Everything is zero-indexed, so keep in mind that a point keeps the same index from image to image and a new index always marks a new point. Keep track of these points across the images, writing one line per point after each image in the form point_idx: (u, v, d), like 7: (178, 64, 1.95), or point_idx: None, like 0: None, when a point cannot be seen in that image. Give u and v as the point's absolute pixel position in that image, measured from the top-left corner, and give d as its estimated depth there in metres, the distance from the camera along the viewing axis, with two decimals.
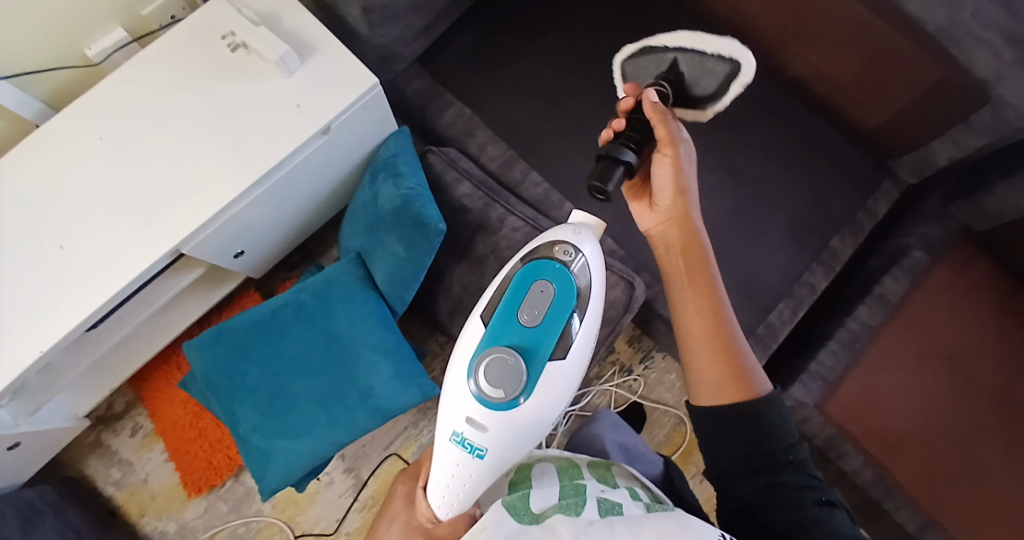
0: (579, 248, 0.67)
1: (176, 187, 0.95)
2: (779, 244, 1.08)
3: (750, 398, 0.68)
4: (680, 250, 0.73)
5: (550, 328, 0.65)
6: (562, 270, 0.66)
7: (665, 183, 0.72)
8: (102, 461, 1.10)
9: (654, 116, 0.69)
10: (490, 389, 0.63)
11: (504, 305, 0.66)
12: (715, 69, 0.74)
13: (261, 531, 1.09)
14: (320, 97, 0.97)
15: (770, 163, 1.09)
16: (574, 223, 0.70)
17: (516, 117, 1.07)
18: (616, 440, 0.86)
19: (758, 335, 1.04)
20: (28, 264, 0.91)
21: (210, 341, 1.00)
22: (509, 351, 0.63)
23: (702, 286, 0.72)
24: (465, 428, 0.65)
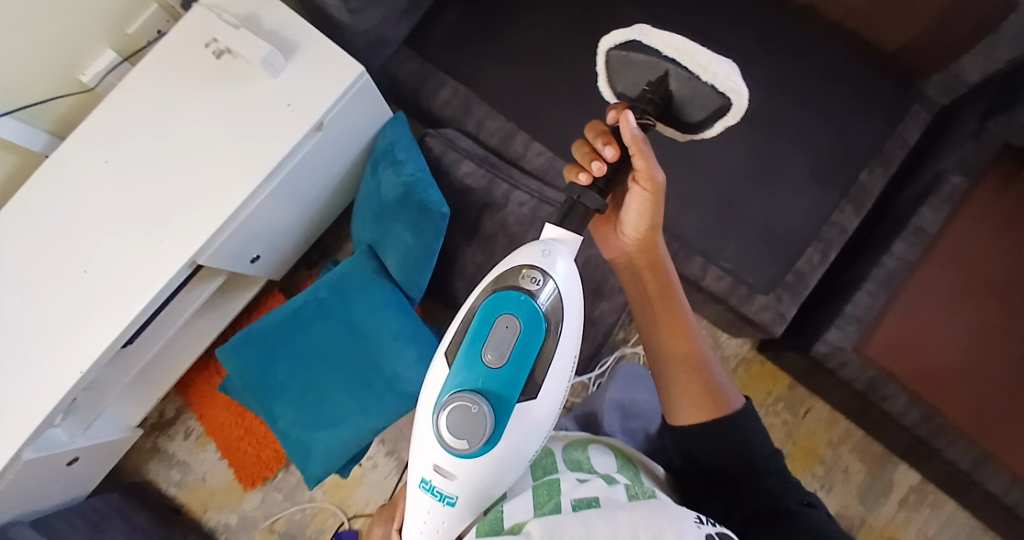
0: (549, 270, 0.62)
1: (182, 202, 0.96)
2: (800, 186, 1.03)
3: (724, 414, 0.69)
4: (648, 271, 0.73)
5: (517, 368, 0.59)
6: (527, 301, 0.60)
7: (635, 215, 0.69)
8: (161, 464, 1.18)
9: (635, 150, 0.63)
10: (454, 438, 0.58)
11: (467, 344, 0.61)
12: (707, 104, 0.62)
13: (316, 516, 1.14)
14: (309, 93, 0.96)
15: (784, 102, 1.05)
16: (542, 242, 0.64)
17: (517, 89, 1.04)
18: (613, 399, 0.89)
19: (786, 283, 1.00)
20: (56, 290, 0.95)
21: (242, 344, 1.02)
22: (472, 395, 0.58)
23: (672, 307, 0.72)
24: (432, 475, 0.60)
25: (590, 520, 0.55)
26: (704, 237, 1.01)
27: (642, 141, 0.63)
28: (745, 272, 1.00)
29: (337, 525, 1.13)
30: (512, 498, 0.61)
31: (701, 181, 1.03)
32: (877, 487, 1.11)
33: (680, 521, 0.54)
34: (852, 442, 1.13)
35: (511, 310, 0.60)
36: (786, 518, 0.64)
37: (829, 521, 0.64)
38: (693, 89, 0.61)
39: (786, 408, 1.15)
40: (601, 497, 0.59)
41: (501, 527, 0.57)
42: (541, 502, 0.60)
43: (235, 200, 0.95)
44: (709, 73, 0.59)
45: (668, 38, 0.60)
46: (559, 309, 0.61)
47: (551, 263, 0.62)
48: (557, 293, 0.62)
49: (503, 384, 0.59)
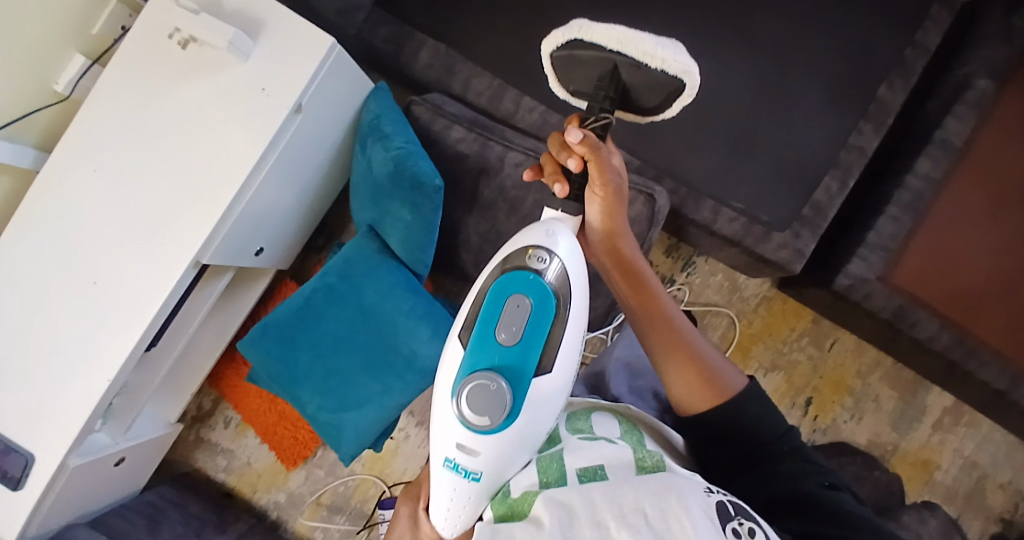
0: (553, 249, 0.63)
1: (173, 202, 0.94)
2: (812, 111, 0.96)
3: (728, 396, 0.70)
4: (619, 271, 0.73)
5: (530, 346, 0.60)
6: (536, 279, 0.62)
7: (596, 222, 0.69)
8: (208, 453, 1.23)
9: (589, 158, 0.62)
10: (474, 415, 0.58)
11: (478, 325, 0.62)
12: (663, 87, 0.59)
13: (358, 487, 1.18)
14: (282, 75, 0.92)
15: (787, 24, 0.98)
16: (545, 222, 0.66)
17: (503, 43, 1.01)
18: (619, 358, 0.88)
19: (804, 218, 0.94)
20: (70, 304, 0.96)
21: (259, 336, 1.03)
22: (490, 374, 0.59)
23: (652, 301, 0.72)
24: (456, 454, 0.60)
25: (593, 496, 0.54)
26: (713, 177, 0.96)
27: (596, 141, 0.62)
28: (758, 209, 0.95)
29: (378, 495, 1.17)
30: (518, 474, 0.61)
31: (704, 117, 0.97)
32: (909, 412, 1.10)
33: (687, 492, 0.54)
34: (882, 370, 1.11)
35: (521, 288, 0.62)
36: (805, 506, 0.64)
37: (854, 504, 0.65)
38: (647, 76, 0.58)
39: (811, 342, 1.13)
40: (605, 464, 0.58)
41: (507, 505, 0.58)
42: (543, 470, 0.59)
43: (228, 193, 0.92)
44: (659, 60, 0.55)
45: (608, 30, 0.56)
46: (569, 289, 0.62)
47: (555, 240, 0.64)
48: (566, 271, 0.63)
49: (518, 362, 0.60)
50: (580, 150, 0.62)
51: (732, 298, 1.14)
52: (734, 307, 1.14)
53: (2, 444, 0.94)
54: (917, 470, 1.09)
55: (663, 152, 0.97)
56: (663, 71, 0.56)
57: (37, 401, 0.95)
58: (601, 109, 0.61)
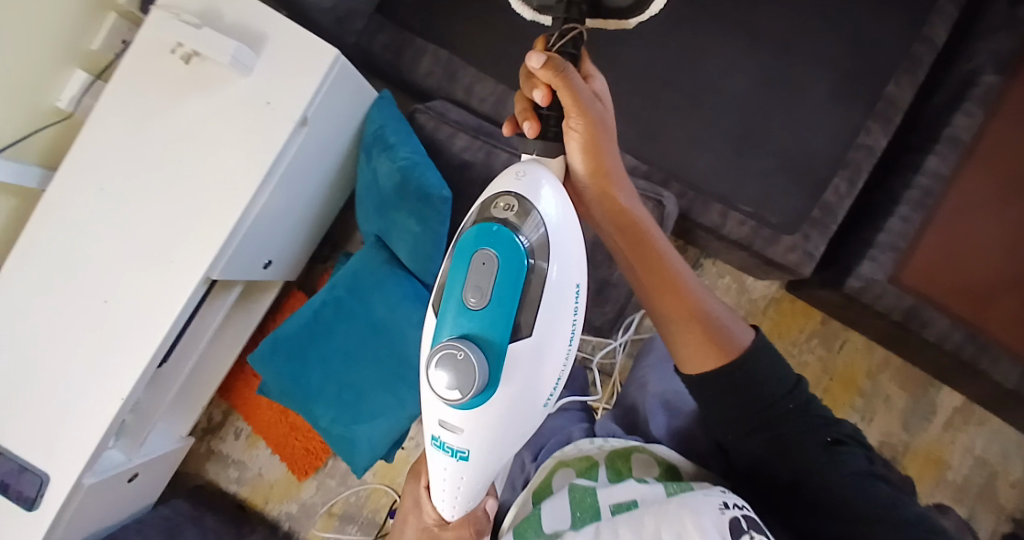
0: (524, 198, 0.57)
1: (180, 219, 0.94)
2: (820, 112, 0.95)
3: (734, 356, 0.63)
4: (623, 230, 0.67)
5: (500, 307, 0.55)
6: (502, 231, 0.56)
7: (580, 164, 0.63)
8: (219, 465, 1.24)
9: (557, 84, 0.58)
10: (444, 391, 0.54)
11: (449, 290, 0.57)
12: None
13: (370, 497, 1.18)
14: (286, 89, 0.92)
15: (793, 24, 0.98)
16: (519, 164, 0.61)
17: (506, 48, 1.00)
18: (659, 394, 0.87)
19: (813, 219, 0.93)
20: (80, 322, 0.96)
21: (270, 354, 1.03)
22: (458, 343, 0.54)
23: (657, 256, 0.66)
24: (441, 431, 0.58)
25: (615, 525, 0.57)
26: (719, 180, 0.96)
27: (562, 63, 0.58)
28: (766, 211, 0.94)
29: (390, 504, 1.17)
30: (551, 505, 0.65)
31: (709, 119, 0.97)
32: (920, 410, 1.10)
33: (701, 512, 0.54)
34: (892, 369, 1.11)
35: (487, 244, 0.56)
36: (816, 476, 0.62)
37: (863, 461, 0.63)
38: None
39: (821, 342, 1.13)
40: (639, 499, 0.61)
41: (538, 533, 0.63)
42: (578, 503, 0.64)
43: (236, 209, 0.92)
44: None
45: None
46: (546, 244, 0.56)
47: (537, 188, 0.58)
48: (543, 228, 0.57)
49: (489, 326, 0.55)
50: (546, 77, 0.58)
51: (740, 300, 1.15)
52: (742, 310, 1.14)
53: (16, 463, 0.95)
54: (927, 468, 1.09)
55: (669, 155, 0.97)
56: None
57: (50, 419, 0.95)
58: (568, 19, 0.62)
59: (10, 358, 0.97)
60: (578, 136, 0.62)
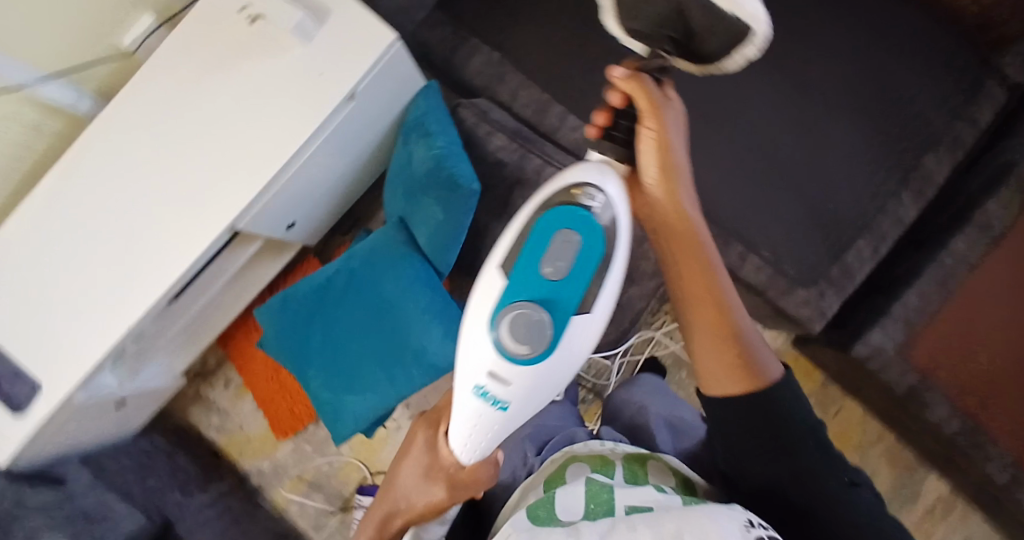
0: (605, 189, 0.61)
1: (217, 166, 0.97)
2: (854, 176, 0.96)
3: (764, 385, 0.63)
4: (672, 234, 0.66)
5: (575, 282, 0.59)
6: (588, 217, 0.59)
7: (649, 166, 0.65)
8: (202, 410, 1.25)
9: (636, 92, 0.63)
10: (515, 344, 0.58)
11: (524, 257, 0.59)
12: (723, 33, 0.59)
13: (342, 469, 1.19)
14: (340, 62, 0.95)
15: (842, 85, 0.98)
16: (595, 165, 0.62)
17: (557, 58, 1.02)
18: (662, 415, 0.89)
19: (831, 278, 0.94)
20: (103, 247, 0.99)
21: (277, 309, 1.05)
22: (533, 306, 0.58)
23: (700, 270, 0.65)
24: (487, 382, 0.60)
25: (631, 520, 0.56)
26: (744, 224, 0.96)
27: (644, 78, 0.64)
28: (785, 263, 0.94)
29: (360, 479, 1.18)
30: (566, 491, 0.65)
31: (740, 162, 0.97)
32: (905, 493, 1.09)
33: (723, 522, 0.53)
34: (883, 446, 1.10)
35: (569, 224, 0.59)
36: (830, 509, 0.61)
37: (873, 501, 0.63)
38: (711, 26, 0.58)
39: (815, 406, 1.12)
40: (656, 504, 0.61)
41: (550, 516, 0.63)
42: (593, 496, 0.64)
43: (272, 167, 0.95)
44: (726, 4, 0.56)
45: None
46: (621, 236, 0.61)
47: (610, 184, 0.61)
48: (616, 214, 0.61)
49: (562, 297, 0.59)
50: (628, 84, 0.64)
51: None
52: None
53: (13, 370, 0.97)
54: None
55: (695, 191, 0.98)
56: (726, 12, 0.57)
57: (54, 334, 0.97)
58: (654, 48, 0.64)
59: (26, 270, 1.00)
60: (648, 137, 0.64)
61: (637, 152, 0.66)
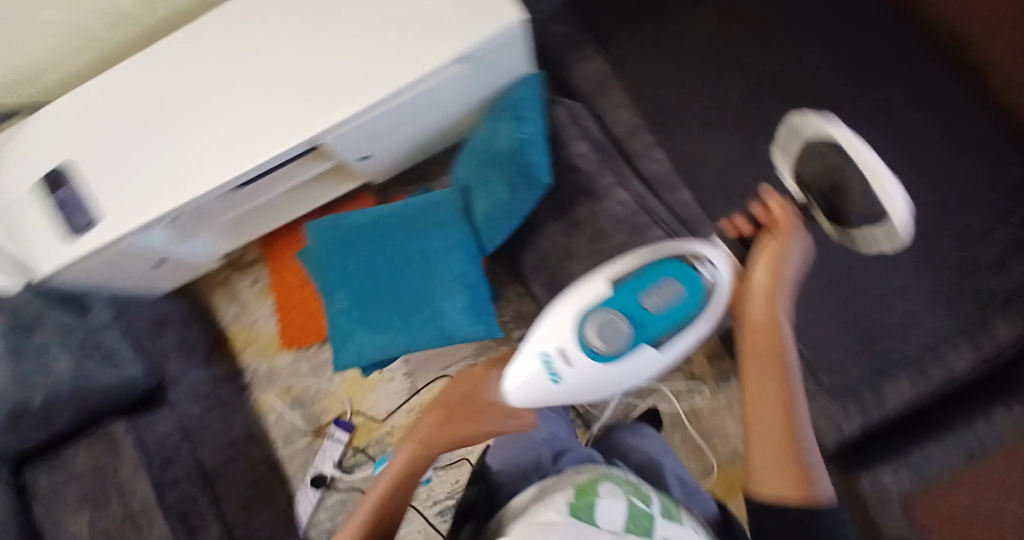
0: (717, 265, 0.72)
1: (312, 81, 0.95)
2: (933, 305, 0.84)
3: (813, 502, 0.60)
4: (756, 338, 0.67)
5: (661, 320, 0.72)
6: (695, 278, 0.72)
7: (760, 269, 0.69)
8: (225, 297, 1.28)
9: (778, 211, 0.72)
10: (595, 337, 0.72)
11: (634, 281, 0.72)
12: (867, 213, 0.70)
13: (326, 398, 1.22)
14: (465, 24, 0.93)
15: (964, 204, 0.84)
16: (715, 244, 0.74)
17: (665, 86, 0.99)
18: (676, 472, 0.83)
19: (862, 400, 0.86)
20: (176, 120, 0.97)
21: (324, 228, 1.07)
22: (622, 317, 0.71)
23: (773, 381, 0.65)
24: (553, 355, 0.74)
25: None
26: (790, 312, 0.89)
27: (790, 205, 0.73)
28: (818, 369, 0.87)
29: (339, 413, 1.21)
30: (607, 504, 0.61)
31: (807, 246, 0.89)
32: None
33: None
34: None
35: (678, 276, 0.72)
36: None
37: None
38: (858, 200, 0.69)
39: None
40: None
41: (588, 522, 0.58)
42: (633, 518, 0.60)
43: (366, 100, 0.93)
44: (878, 187, 0.67)
45: (850, 148, 0.69)
46: (710, 306, 0.73)
47: (722, 266, 0.72)
48: (716, 286, 0.72)
49: (648, 325, 0.72)
50: (774, 204, 0.73)
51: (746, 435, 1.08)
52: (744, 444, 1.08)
53: (61, 197, 0.98)
54: None
55: None
56: (875, 195, 0.68)
57: (104, 185, 0.96)
58: (808, 196, 0.76)
59: (93, 114, 0.99)
60: (770, 248, 0.70)
61: (753, 260, 0.71)
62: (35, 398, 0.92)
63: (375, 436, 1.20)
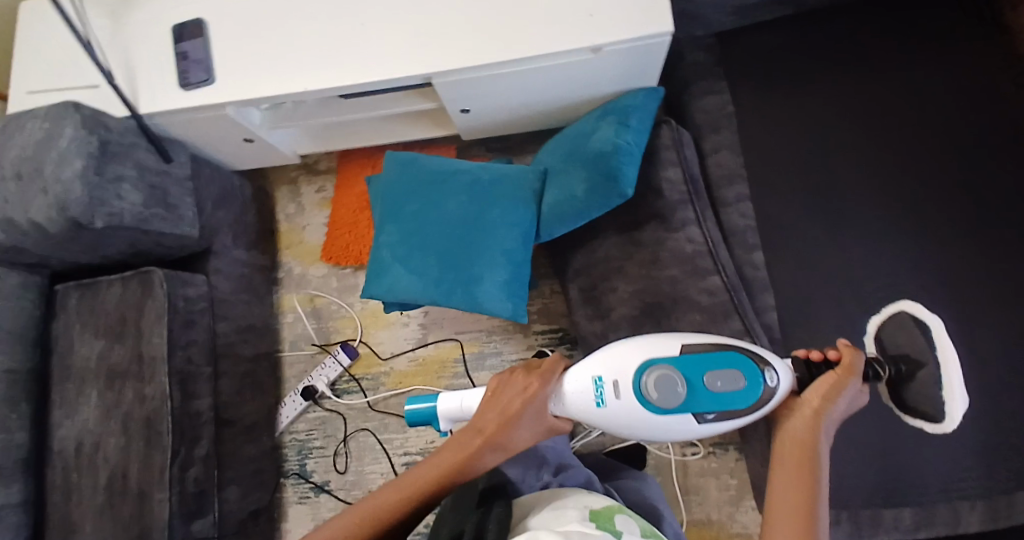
0: (783, 375, 0.70)
1: (450, 24, 0.96)
2: (962, 459, 0.83)
3: None
4: (793, 445, 0.65)
5: (711, 404, 0.68)
6: (760, 381, 0.68)
7: (814, 389, 0.69)
8: (288, 194, 1.31)
9: (847, 354, 0.70)
10: (652, 387, 0.68)
11: (705, 355, 0.69)
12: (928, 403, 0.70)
13: (342, 319, 1.25)
14: (612, 19, 0.92)
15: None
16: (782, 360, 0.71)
17: (779, 147, 0.97)
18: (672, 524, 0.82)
19: (856, 516, 0.86)
20: (316, 18, 1.00)
21: (403, 163, 1.08)
22: (683, 383, 0.68)
23: (795, 496, 0.62)
24: (606, 383, 0.70)
25: None
26: None
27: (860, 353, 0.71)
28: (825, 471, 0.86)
29: (348, 338, 1.23)
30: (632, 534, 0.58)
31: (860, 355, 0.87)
32: None
33: None
34: None
35: (744, 371, 0.69)
36: None
37: None
38: (923, 389, 0.70)
39: None
40: None
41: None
42: None
43: (491, 60, 0.94)
44: (948, 390, 0.68)
45: (942, 348, 0.69)
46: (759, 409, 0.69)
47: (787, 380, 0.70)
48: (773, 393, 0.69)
49: (698, 401, 0.68)
50: (842, 347, 0.71)
51: (724, 507, 1.06)
52: (715, 512, 1.06)
53: (179, 52, 1.01)
54: None
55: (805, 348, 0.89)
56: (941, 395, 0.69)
57: (231, 55, 1.01)
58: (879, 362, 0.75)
59: None
60: (827, 379, 0.69)
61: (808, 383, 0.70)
62: (95, 222, 0.92)
63: (373, 370, 1.21)
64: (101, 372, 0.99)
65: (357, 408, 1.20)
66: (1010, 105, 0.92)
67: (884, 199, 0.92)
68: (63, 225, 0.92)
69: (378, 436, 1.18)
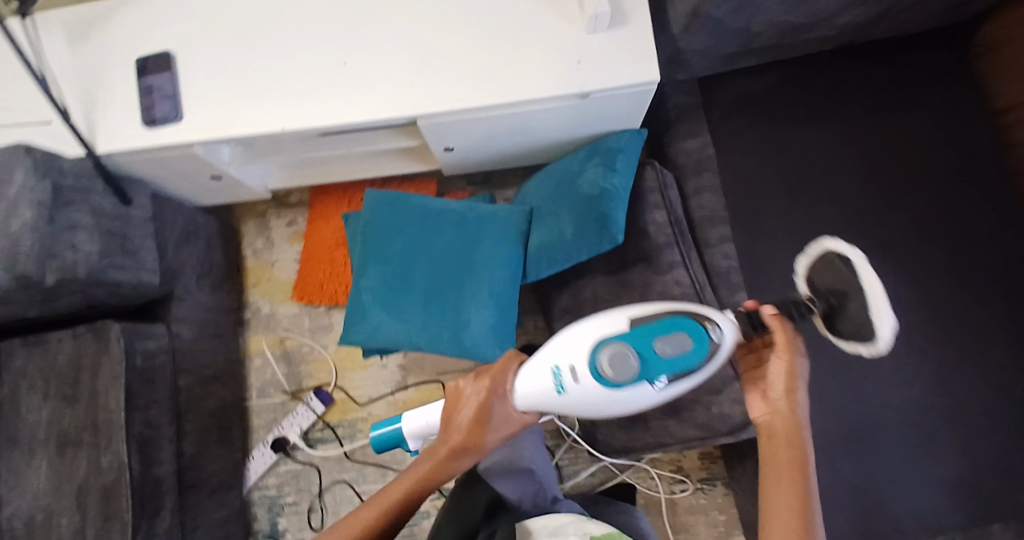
0: (725, 329, 0.70)
1: (437, 65, 0.95)
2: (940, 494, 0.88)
3: None
4: (779, 440, 0.66)
5: (666, 368, 0.69)
6: (705, 339, 0.69)
7: (776, 373, 0.68)
8: (256, 228, 1.25)
9: (776, 328, 0.67)
10: (605, 367, 0.68)
11: (651, 324, 0.69)
12: (858, 329, 0.62)
13: (315, 362, 1.20)
14: (602, 65, 0.92)
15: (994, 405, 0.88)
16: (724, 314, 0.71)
17: (760, 189, 0.99)
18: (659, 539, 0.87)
19: None
20: (295, 56, 0.97)
21: (384, 202, 1.04)
22: (633, 354, 0.68)
23: (787, 490, 0.63)
24: (564, 370, 0.71)
25: None
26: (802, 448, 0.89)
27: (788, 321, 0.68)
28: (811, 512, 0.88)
29: (323, 382, 1.19)
30: None
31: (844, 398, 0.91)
32: None
33: None
34: None
35: (690, 332, 0.69)
36: None
37: None
38: (854, 319, 0.62)
39: None
40: None
41: None
42: None
43: (480, 103, 0.92)
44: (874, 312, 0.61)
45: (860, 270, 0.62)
46: (711, 366, 0.70)
47: (729, 333, 0.70)
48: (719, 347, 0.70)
49: (652, 368, 0.69)
50: (769, 320, 0.68)
51: None
52: None
53: (144, 88, 0.95)
54: None
55: None
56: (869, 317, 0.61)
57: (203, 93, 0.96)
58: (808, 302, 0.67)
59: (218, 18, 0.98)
60: (780, 360, 0.68)
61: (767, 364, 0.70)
62: (46, 277, 0.87)
63: (349, 417, 1.17)
64: (50, 437, 0.90)
65: (333, 459, 1.15)
66: (972, 157, 0.98)
67: (856, 244, 0.96)
68: (9, 282, 0.85)
69: (356, 488, 1.14)
